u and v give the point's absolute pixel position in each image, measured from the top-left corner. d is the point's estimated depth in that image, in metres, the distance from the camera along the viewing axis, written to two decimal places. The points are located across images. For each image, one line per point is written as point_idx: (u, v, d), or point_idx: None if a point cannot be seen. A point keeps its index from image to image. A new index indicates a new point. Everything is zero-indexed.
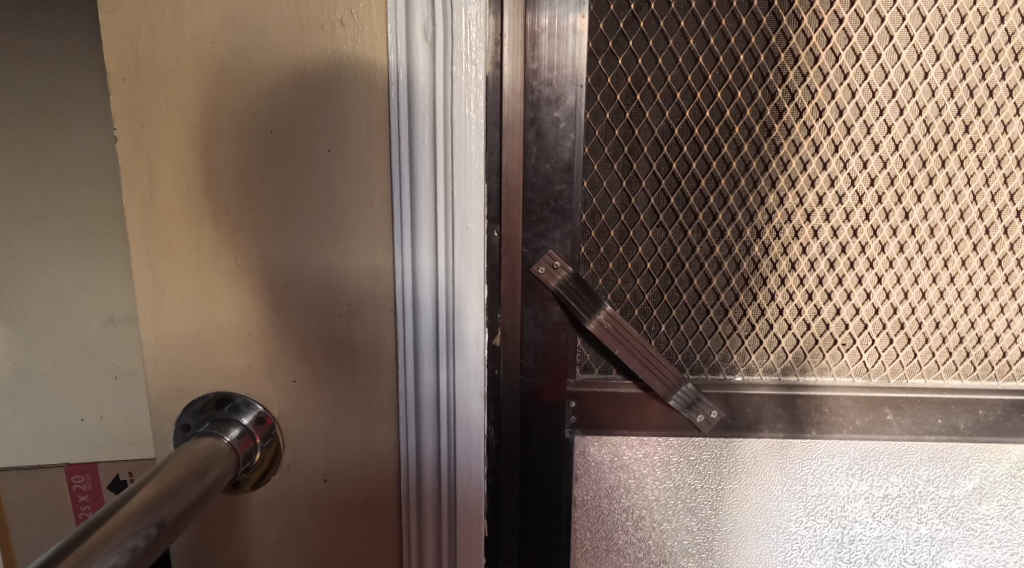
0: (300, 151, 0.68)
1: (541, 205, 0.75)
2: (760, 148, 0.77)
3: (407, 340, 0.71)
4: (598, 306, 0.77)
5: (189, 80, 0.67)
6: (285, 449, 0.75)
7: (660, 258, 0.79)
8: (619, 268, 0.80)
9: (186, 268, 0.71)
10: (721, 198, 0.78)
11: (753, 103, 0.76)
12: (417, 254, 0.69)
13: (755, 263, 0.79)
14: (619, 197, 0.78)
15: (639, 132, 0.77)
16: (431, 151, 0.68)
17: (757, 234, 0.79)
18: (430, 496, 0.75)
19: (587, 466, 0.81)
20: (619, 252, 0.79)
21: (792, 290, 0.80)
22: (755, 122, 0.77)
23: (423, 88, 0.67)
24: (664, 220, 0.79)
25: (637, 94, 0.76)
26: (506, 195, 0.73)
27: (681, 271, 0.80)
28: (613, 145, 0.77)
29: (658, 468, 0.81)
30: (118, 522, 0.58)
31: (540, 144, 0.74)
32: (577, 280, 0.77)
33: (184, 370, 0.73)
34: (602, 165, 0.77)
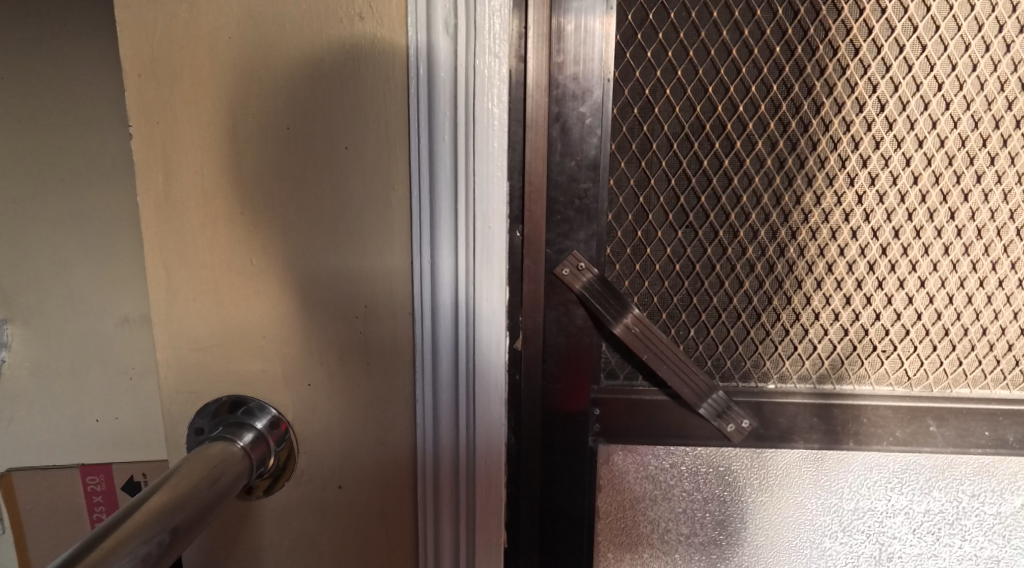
0: (317, 149, 0.67)
1: (566, 205, 0.73)
2: (796, 145, 0.75)
3: (426, 343, 0.69)
4: (625, 309, 0.75)
5: (205, 76, 0.66)
6: (299, 454, 0.73)
7: (689, 260, 0.77)
8: (645, 271, 0.77)
9: (200, 268, 0.69)
10: (755, 198, 0.76)
11: (788, 98, 0.74)
12: (436, 255, 0.67)
13: (790, 266, 0.77)
14: (646, 197, 0.76)
15: (668, 128, 0.75)
16: (451, 149, 0.66)
17: (793, 235, 0.76)
18: (448, 504, 0.72)
19: (612, 477, 0.79)
20: (646, 254, 0.77)
21: (829, 294, 0.77)
22: (792, 117, 0.74)
23: (444, 83, 0.65)
24: (694, 220, 0.76)
25: (666, 89, 0.74)
26: (528, 194, 0.71)
27: (711, 274, 0.77)
28: (641, 143, 0.75)
29: (686, 478, 0.79)
30: (133, 524, 0.57)
31: (566, 141, 0.72)
32: (602, 283, 0.75)
33: (198, 372, 0.72)
34: (629, 163, 0.75)
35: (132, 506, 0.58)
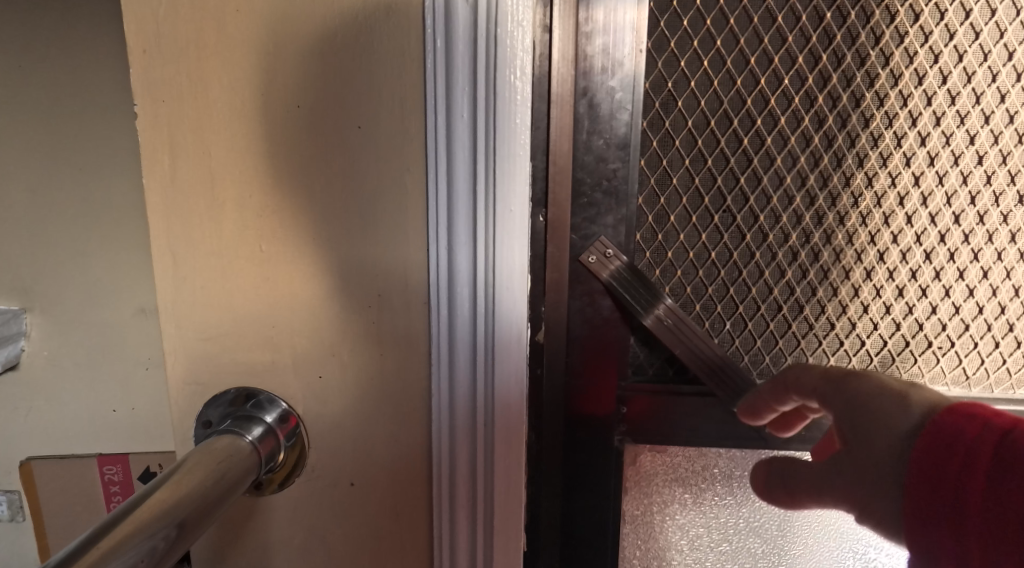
0: (329, 129, 0.63)
1: (592, 186, 0.70)
2: (847, 121, 0.72)
3: (442, 335, 0.66)
4: (656, 298, 0.72)
5: (211, 51, 0.63)
6: (310, 451, 0.70)
7: (726, 248, 0.75)
8: (678, 259, 0.75)
9: (209, 254, 0.66)
10: (799, 179, 0.73)
11: (840, 69, 0.71)
12: (453, 240, 0.64)
13: (836, 254, 0.74)
14: (680, 178, 0.73)
15: (705, 104, 0.72)
16: (470, 129, 0.62)
17: (840, 220, 0.74)
18: (465, 504, 0.69)
19: (640, 480, 0.78)
20: (678, 241, 0.75)
21: (879, 284, 0.75)
22: (842, 91, 0.72)
23: (462, 55, 0.61)
24: (732, 204, 0.74)
25: (704, 61, 0.71)
26: (553, 174, 0.67)
27: (750, 262, 0.75)
28: (675, 120, 0.72)
29: (719, 481, 0.79)
30: (136, 521, 0.54)
31: (595, 118, 0.69)
32: (631, 271, 0.72)
33: (206, 363, 0.69)
34: (662, 142, 0.73)
35: (129, 506, 0.55)
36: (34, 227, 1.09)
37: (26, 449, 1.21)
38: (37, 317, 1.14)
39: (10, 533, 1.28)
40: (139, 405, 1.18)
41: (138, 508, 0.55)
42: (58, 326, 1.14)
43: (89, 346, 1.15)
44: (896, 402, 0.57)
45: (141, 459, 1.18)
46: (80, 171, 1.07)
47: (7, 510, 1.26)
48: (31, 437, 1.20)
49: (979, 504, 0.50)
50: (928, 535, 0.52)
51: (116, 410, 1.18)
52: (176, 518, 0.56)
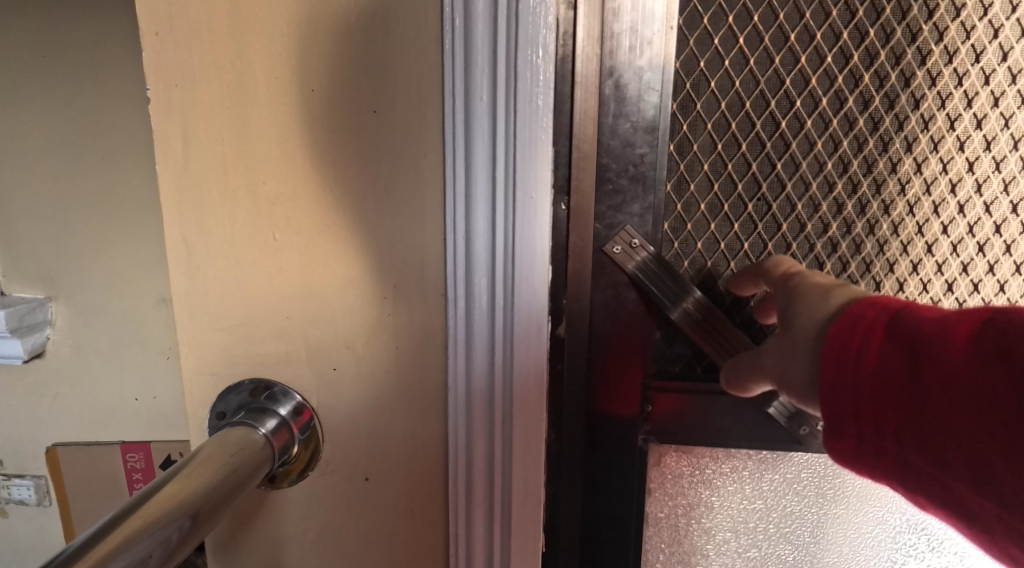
0: (345, 113, 0.61)
1: (618, 172, 0.68)
2: (895, 102, 0.73)
3: (459, 329, 0.64)
4: (684, 292, 0.70)
5: (223, 33, 0.61)
6: (324, 445, 0.68)
7: (761, 238, 0.76)
8: (708, 250, 0.76)
9: (222, 242, 0.65)
10: (841, 164, 0.74)
11: (889, 46, 0.72)
12: (471, 227, 0.61)
13: (881, 245, 0.76)
14: (712, 163, 0.74)
15: (739, 84, 0.72)
16: (490, 111, 0.59)
17: (886, 210, 0.75)
18: (482, 502, 0.67)
19: (665, 480, 0.78)
20: (709, 229, 0.75)
21: (926, 277, 0.77)
22: (892, 69, 0.72)
23: (481, 33, 0.58)
24: (767, 192, 0.75)
25: (740, 38, 0.71)
26: (577, 160, 0.65)
27: (786, 253, 0.76)
28: (708, 102, 0.72)
29: (747, 483, 0.79)
30: (146, 514, 0.52)
31: (621, 101, 0.66)
32: (656, 262, 0.70)
33: (220, 355, 0.68)
34: (692, 125, 0.73)
35: (137, 501, 0.53)
36: (57, 215, 1.09)
37: (50, 436, 1.21)
38: (61, 306, 1.14)
39: (35, 517, 1.29)
40: (159, 393, 1.18)
41: (143, 505, 0.53)
42: (81, 314, 1.14)
43: (111, 335, 1.15)
44: (821, 292, 0.59)
45: (162, 447, 1.19)
46: (102, 159, 1.07)
47: (34, 495, 1.26)
48: (55, 424, 1.21)
49: (874, 376, 0.52)
50: (835, 408, 0.54)
51: (138, 398, 1.18)
52: (183, 514, 0.54)
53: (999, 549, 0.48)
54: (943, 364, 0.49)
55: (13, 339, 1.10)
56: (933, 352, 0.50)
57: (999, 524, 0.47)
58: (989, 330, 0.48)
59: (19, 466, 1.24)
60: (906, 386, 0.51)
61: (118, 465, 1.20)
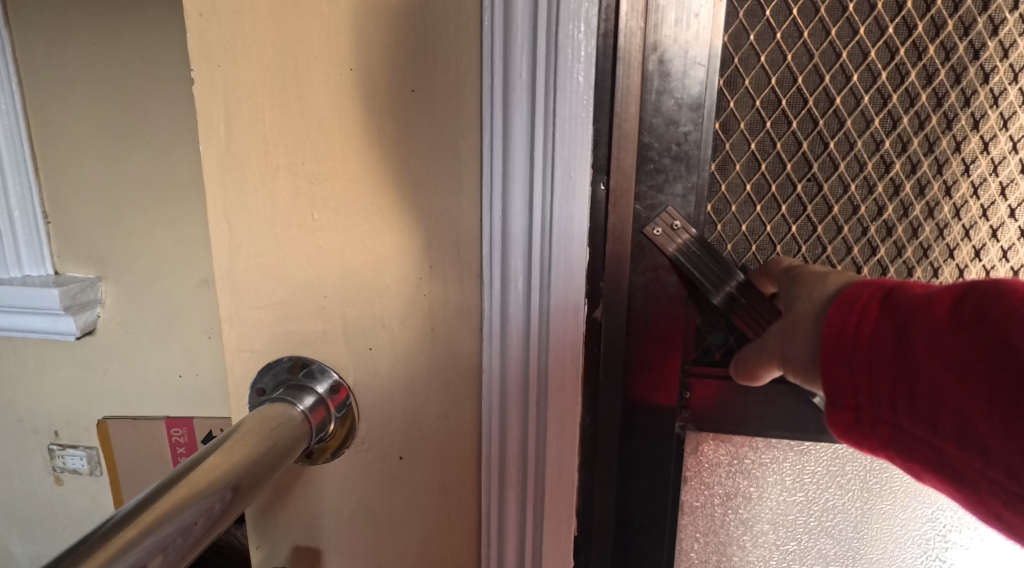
0: (384, 93, 0.61)
1: (660, 150, 0.66)
2: (962, 75, 0.70)
3: (494, 310, 0.63)
4: (728, 275, 0.69)
5: (264, 13, 0.61)
6: (359, 422, 0.69)
7: (810, 220, 0.74)
8: (752, 234, 0.74)
9: (261, 221, 0.65)
10: (900, 142, 0.71)
11: (957, 14, 0.69)
12: (508, 207, 0.61)
13: (940, 228, 0.73)
14: (759, 142, 0.72)
15: (792, 58, 0.70)
16: (529, 89, 0.58)
17: (947, 192, 0.73)
18: (515, 484, 0.67)
19: (702, 469, 0.77)
20: (754, 212, 0.73)
21: (990, 263, 0.74)
22: (961, 39, 0.69)
23: (521, 10, 0.57)
24: (819, 172, 0.72)
25: (794, 8, 0.69)
26: (617, 139, 0.63)
27: (837, 236, 0.74)
28: (757, 78, 0.70)
29: (787, 475, 0.77)
30: (189, 484, 0.53)
31: (664, 77, 0.65)
32: (697, 243, 0.68)
33: (260, 333, 0.69)
34: (739, 102, 0.71)
35: (180, 472, 0.54)
36: (107, 196, 1.12)
37: (101, 410, 1.26)
38: (111, 286, 1.17)
39: (86, 487, 1.33)
40: (203, 371, 1.21)
41: (186, 476, 0.54)
42: (129, 293, 1.17)
43: (157, 313, 1.18)
44: (818, 276, 0.62)
45: (204, 423, 1.22)
46: (150, 141, 1.09)
47: (86, 465, 1.30)
48: (105, 399, 1.25)
49: (870, 347, 0.55)
50: (835, 381, 0.57)
51: (182, 375, 1.22)
52: (224, 485, 0.55)
53: (988, 507, 0.50)
54: (930, 332, 0.52)
55: (67, 317, 1.13)
56: (920, 321, 0.53)
57: (991, 486, 0.50)
58: (970, 297, 0.51)
59: (72, 437, 1.29)
60: (898, 356, 0.54)
61: (164, 438, 1.24)
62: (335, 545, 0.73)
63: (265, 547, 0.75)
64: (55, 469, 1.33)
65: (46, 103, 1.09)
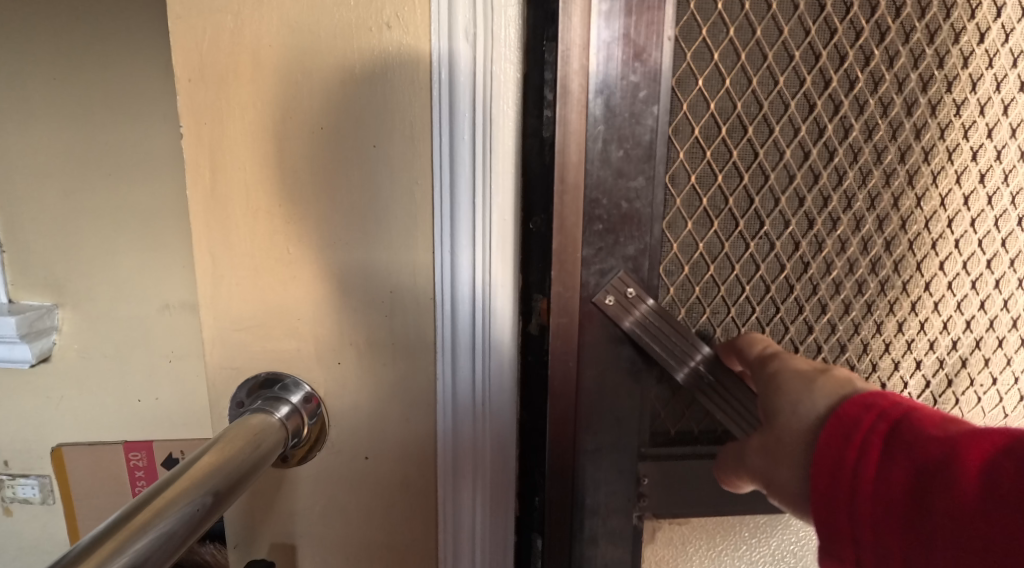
0: (348, 148, 0.73)
1: (609, 207, 0.76)
2: (898, 130, 0.83)
3: (445, 331, 0.76)
4: (681, 337, 0.80)
5: (246, 80, 0.72)
6: (330, 427, 0.80)
7: (763, 279, 0.86)
8: (705, 295, 0.85)
9: (243, 255, 0.76)
10: (845, 200, 0.84)
11: (893, 71, 0.82)
12: (456, 244, 0.73)
13: (881, 283, 0.87)
14: (711, 198, 0.83)
15: (742, 107, 0.81)
16: (471, 147, 0.71)
17: (887, 248, 0.86)
18: (465, 474, 0.79)
19: (680, 549, 0.90)
20: (708, 272, 0.84)
21: (925, 316, 0.89)
22: (896, 94, 0.82)
23: (463, 86, 0.70)
24: (772, 231, 0.84)
25: (742, 54, 0.80)
26: (566, 193, 0.73)
27: (790, 294, 0.86)
28: (707, 127, 0.81)
29: (748, 550, 0.92)
30: (185, 484, 0.62)
31: (614, 130, 0.74)
32: (649, 309, 0.80)
33: (239, 351, 0.79)
34: (692, 153, 0.81)
35: (173, 476, 0.63)
36: (73, 239, 1.25)
37: (56, 437, 1.37)
38: (68, 312, 1.29)
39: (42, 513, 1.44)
40: (163, 394, 1.34)
41: (180, 477, 0.63)
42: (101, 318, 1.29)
43: (118, 340, 1.31)
44: (803, 387, 0.66)
45: (163, 445, 1.32)
46: (126, 178, 1.23)
47: (39, 493, 1.41)
48: (63, 424, 1.36)
49: (872, 498, 0.58)
50: (833, 519, 0.60)
51: (141, 399, 1.34)
52: (211, 488, 0.63)
53: None
54: (948, 505, 0.54)
55: (23, 344, 1.25)
56: (937, 488, 0.55)
57: None
58: (1002, 466, 0.53)
59: (24, 467, 1.39)
60: (905, 516, 0.56)
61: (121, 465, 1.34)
62: (307, 539, 0.83)
63: (242, 547, 0.84)
64: (4, 500, 1.43)
65: (19, 157, 1.22)
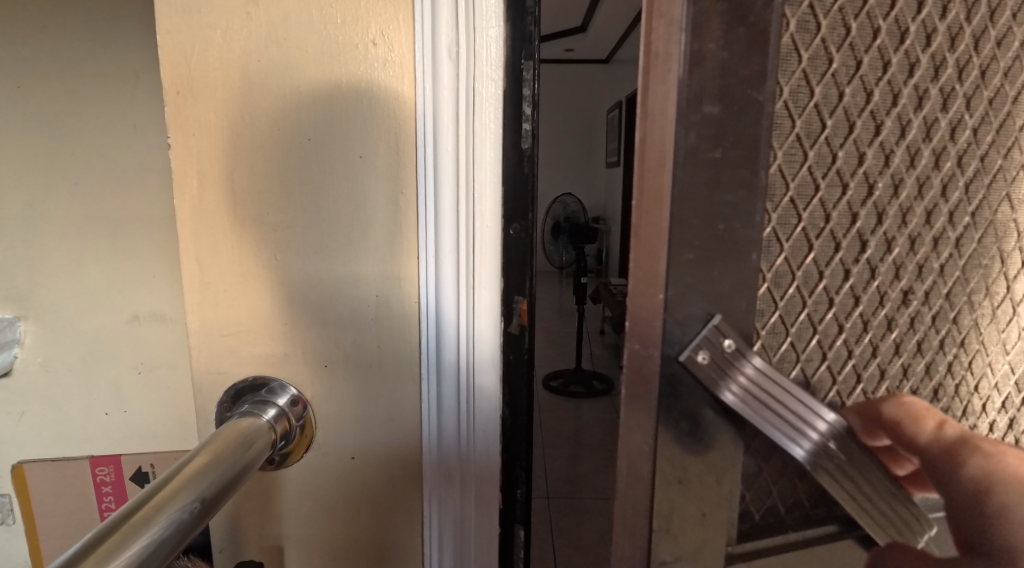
0: (333, 158, 0.76)
1: (701, 228, 0.65)
2: (997, 132, 0.77)
3: (430, 338, 0.79)
4: (778, 391, 0.68)
5: (233, 94, 0.74)
6: (317, 429, 0.82)
7: (862, 316, 0.75)
8: (799, 343, 0.73)
9: (228, 262, 0.78)
10: (949, 219, 0.77)
11: (999, 63, 0.76)
12: (440, 251, 0.76)
13: (976, 311, 0.80)
14: (810, 215, 0.71)
15: (849, 96, 0.70)
16: (454, 157, 0.75)
17: (985, 270, 0.79)
18: (449, 468, 0.81)
19: None
20: (803, 310, 0.73)
21: (1013, 345, 0.83)
22: (1003, 85, 0.77)
23: (446, 100, 0.74)
24: (876, 256, 0.74)
25: (850, 26, 0.69)
26: (643, 200, 0.65)
27: (891, 329, 0.77)
28: (809, 121, 0.69)
29: None
30: (180, 482, 0.63)
31: (713, 122, 0.63)
32: (747, 370, 0.68)
33: (225, 356, 0.81)
34: (791, 153, 0.69)
35: (171, 473, 0.64)
36: None
37: None
38: None
39: None
40: None
41: (177, 475, 0.64)
42: (48, 334, 1.17)
43: None
44: None
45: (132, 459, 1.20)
46: (82, 184, 1.14)
47: None
48: None
49: None
50: None
51: (108, 412, 1.21)
52: (210, 484, 0.65)
53: None
54: None
55: None
56: None
57: None
58: None
59: None
60: None
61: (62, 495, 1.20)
62: (294, 541, 0.85)
63: (228, 549, 0.86)
64: None
65: None
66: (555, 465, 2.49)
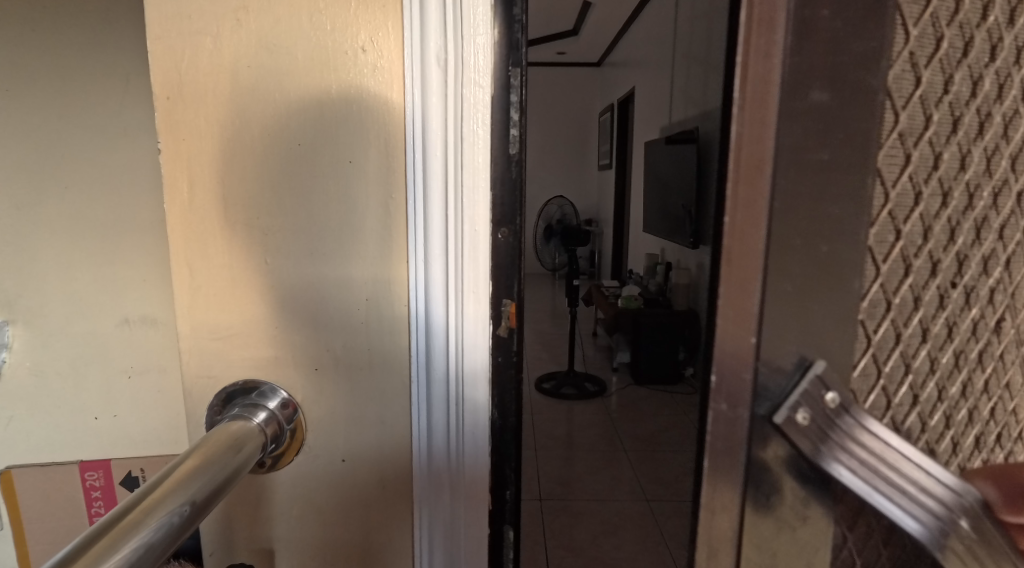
0: (323, 163, 0.76)
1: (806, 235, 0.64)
2: None
3: (420, 341, 0.80)
4: (902, 457, 0.65)
5: (222, 99, 0.75)
6: (307, 432, 0.83)
7: (958, 338, 0.73)
8: (891, 379, 0.71)
9: (218, 266, 0.79)
10: None
11: None
12: (429, 254, 0.77)
13: None
14: (910, 230, 0.69)
15: (954, 93, 0.69)
16: (443, 162, 0.75)
17: None
18: (438, 469, 0.82)
19: None
20: (898, 334, 0.70)
21: None
22: None
23: (434, 105, 0.74)
24: (973, 270, 0.73)
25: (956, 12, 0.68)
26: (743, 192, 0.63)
27: (990, 348, 0.75)
28: (913, 118, 0.67)
29: None
30: (171, 485, 0.64)
31: (834, 114, 0.63)
32: (850, 427, 0.65)
33: (215, 359, 0.81)
34: (892, 157, 0.67)
35: (162, 476, 0.65)
36: None
37: None
38: None
39: None
40: None
41: (168, 477, 0.65)
42: (38, 336, 1.17)
43: None
44: None
45: (122, 463, 1.20)
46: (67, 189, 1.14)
47: None
48: None
49: None
50: None
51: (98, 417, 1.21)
52: (203, 485, 0.65)
53: None
54: None
55: None
56: None
57: None
58: None
59: None
60: None
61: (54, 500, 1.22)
62: (284, 545, 0.86)
63: (218, 553, 0.86)
64: None
65: None
66: (547, 466, 2.50)
